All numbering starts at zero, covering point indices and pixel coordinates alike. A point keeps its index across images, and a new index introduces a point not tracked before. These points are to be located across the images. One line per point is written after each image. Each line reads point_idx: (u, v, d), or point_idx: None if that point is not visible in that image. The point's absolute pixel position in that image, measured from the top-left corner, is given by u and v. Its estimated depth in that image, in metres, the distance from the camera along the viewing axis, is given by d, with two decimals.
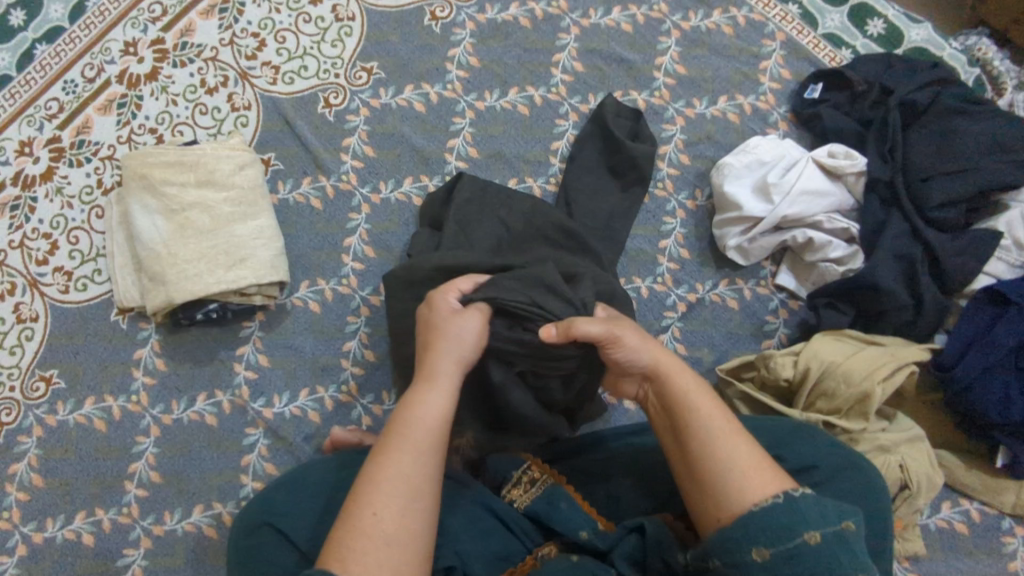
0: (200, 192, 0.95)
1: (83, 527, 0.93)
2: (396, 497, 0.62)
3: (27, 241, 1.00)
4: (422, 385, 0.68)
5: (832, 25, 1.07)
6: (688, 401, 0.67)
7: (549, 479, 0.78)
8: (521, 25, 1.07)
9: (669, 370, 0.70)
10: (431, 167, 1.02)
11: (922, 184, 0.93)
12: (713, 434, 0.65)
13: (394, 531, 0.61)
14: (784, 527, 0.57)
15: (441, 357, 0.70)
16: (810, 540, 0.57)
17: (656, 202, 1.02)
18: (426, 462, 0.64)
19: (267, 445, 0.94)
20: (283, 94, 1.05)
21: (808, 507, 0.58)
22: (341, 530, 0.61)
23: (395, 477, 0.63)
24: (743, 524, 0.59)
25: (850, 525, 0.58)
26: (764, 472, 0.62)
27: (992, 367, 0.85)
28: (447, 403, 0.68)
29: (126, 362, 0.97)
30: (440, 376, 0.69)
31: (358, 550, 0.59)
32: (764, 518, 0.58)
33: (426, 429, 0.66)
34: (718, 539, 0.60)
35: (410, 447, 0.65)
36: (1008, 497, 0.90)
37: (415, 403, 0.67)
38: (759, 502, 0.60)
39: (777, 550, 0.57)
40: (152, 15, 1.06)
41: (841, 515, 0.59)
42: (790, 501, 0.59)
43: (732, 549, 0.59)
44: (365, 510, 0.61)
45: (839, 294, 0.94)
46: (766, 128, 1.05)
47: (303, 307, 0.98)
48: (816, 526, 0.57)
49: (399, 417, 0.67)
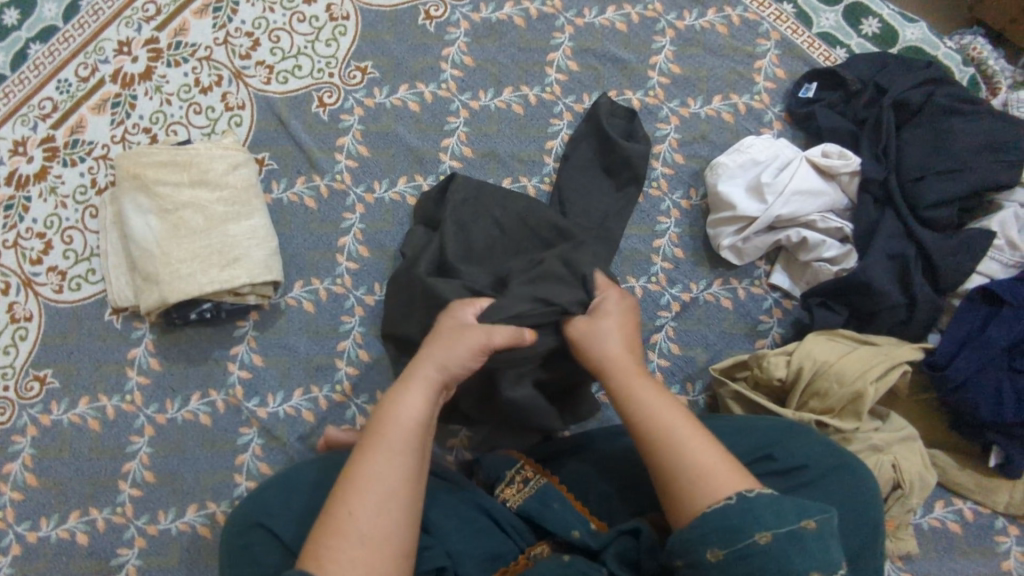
0: (193, 191, 0.95)
1: (78, 526, 0.93)
2: (371, 497, 0.62)
3: (21, 241, 1.00)
4: (402, 388, 0.70)
5: (826, 24, 1.07)
6: (648, 407, 0.69)
7: (543, 478, 0.78)
8: (515, 24, 1.07)
9: (637, 381, 0.72)
10: (425, 167, 1.02)
11: (915, 183, 0.93)
12: (680, 438, 0.66)
13: (371, 529, 0.61)
14: (733, 528, 0.58)
15: (426, 360, 0.72)
16: (760, 539, 0.57)
17: (650, 202, 1.02)
18: (406, 462, 0.65)
19: (261, 444, 0.94)
20: (277, 94, 1.04)
21: (761, 506, 0.59)
22: (318, 529, 0.61)
23: (371, 477, 0.63)
24: (699, 524, 0.60)
25: (808, 524, 0.58)
26: (729, 475, 0.63)
27: (984, 367, 0.85)
28: (428, 404, 0.69)
29: (119, 362, 0.97)
30: (421, 380, 0.70)
31: (334, 546, 0.59)
32: (717, 519, 0.59)
33: (403, 428, 0.67)
34: (678, 538, 0.61)
35: (385, 448, 0.65)
36: (1001, 496, 0.90)
37: (393, 404, 0.68)
38: (714, 503, 0.60)
39: (731, 550, 0.58)
40: (145, 14, 1.06)
41: (799, 514, 0.59)
42: (744, 500, 0.59)
43: (690, 549, 0.59)
44: (341, 510, 0.62)
45: (832, 294, 0.94)
46: (761, 127, 1.05)
47: (297, 307, 0.98)
48: (768, 525, 0.58)
49: (379, 420, 0.68)
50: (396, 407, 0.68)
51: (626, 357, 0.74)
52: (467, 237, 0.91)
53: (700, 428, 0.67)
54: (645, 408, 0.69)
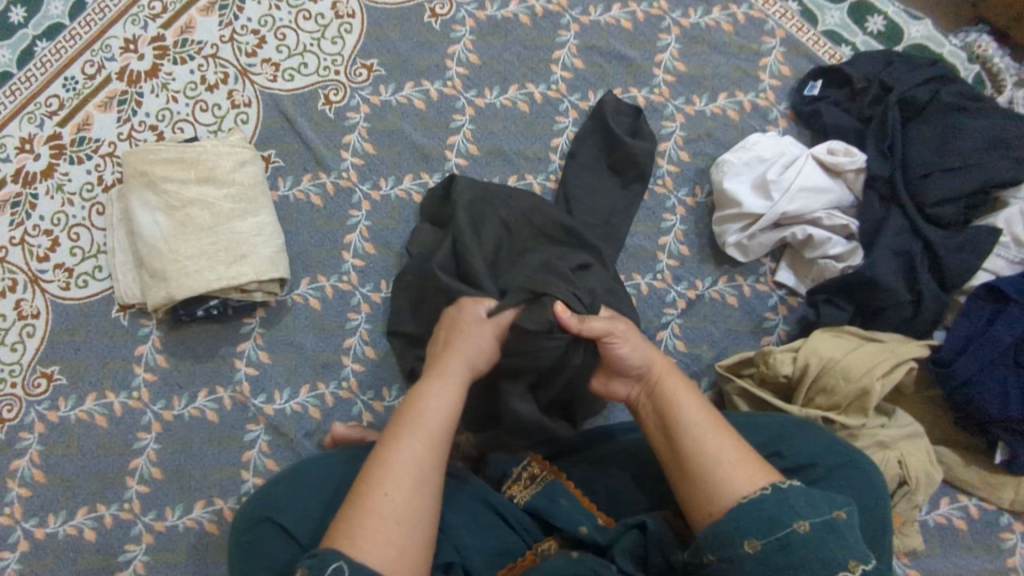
0: (201, 188, 0.95)
1: (85, 522, 0.93)
2: (407, 482, 0.63)
3: (27, 238, 1.00)
4: (432, 379, 0.70)
5: (831, 21, 1.08)
6: (673, 399, 0.71)
7: (549, 475, 0.79)
8: (520, 22, 1.07)
9: (667, 377, 0.73)
10: (431, 164, 1.03)
11: (921, 180, 0.93)
12: (700, 430, 0.68)
13: (405, 513, 0.62)
14: (773, 518, 0.59)
15: (456, 358, 0.72)
16: (799, 528, 0.59)
17: (656, 199, 1.03)
18: (436, 451, 0.66)
19: (268, 441, 0.95)
20: (284, 91, 1.05)
21: (796, 498, 0.60)
22: (352, 512, 0.61)
23: (407, 464, 0.64)
24: (735, 517, 0.61)
25: (841, 514, 0.60)
26: (749, 466, 0.65)
27: (991, 363, 0.85)
28: (457, 398, 0.70)
29: (126, 358, 0.97)
30: (451, 376, 0.70)
31: (370, 528, 0.60)
32: (753, 510, 0.61)
33: (435, 418, 0.67)
34: (710, 532, 0.62)
35: (422, 435, 0.66)
36: (1006, 493, 0.90)
37: (425, 397, 0.69)
38: (748, 494, 0.62)
39: (768, 541, 0.59)
40: (152, 12, 1.06)
41: (831, 505, 0.60)
42: (779, 492, 0.61)
43: (724, 543, 0.60)
44: (377, 491, 0.62)
45: (838, 291, 0.94)
46: (766, 125, 1.05)
47: (304, 304, 0.99)
48: (804, 515, 0.59)
49: (410, 409, 0.68)
50: (428, 399, 0.68)
51: (657, 361, 0.74)
52: (487, 228, 0.91)
53: (720, 422, 0.69)
54: (670, 402, 0.71)
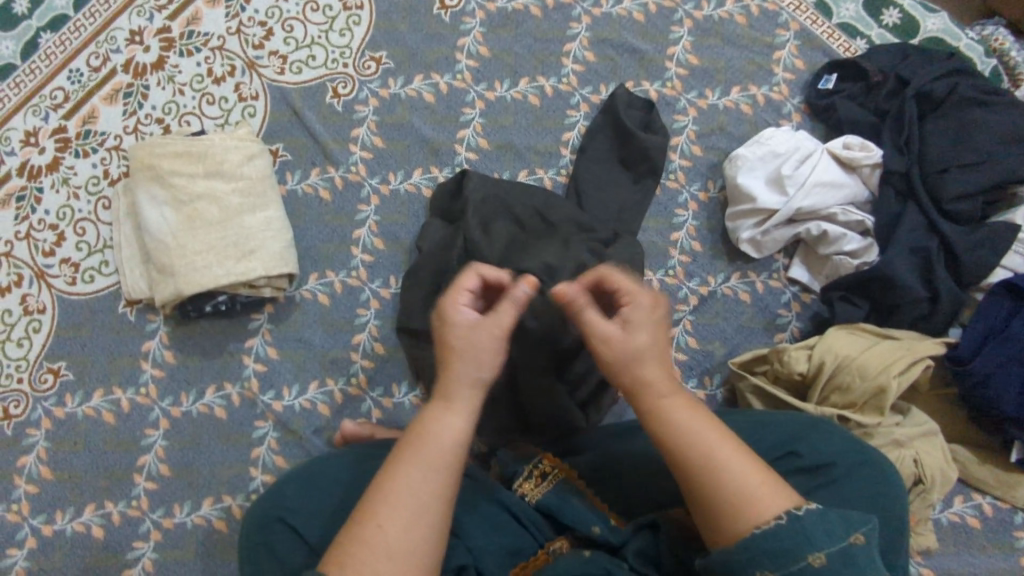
0: (208, 182, 0.94)
1: (93, 519, 0.92)
2: (404, 511, 0.60)
3: (33, 233, 0.99)
4: (440, 404, 0.65)
5: (846, 14, 1.06)
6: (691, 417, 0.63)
7: (561, 473, 0.76)
8: (531, 14, 1.06)
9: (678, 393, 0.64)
10: (441, 159, 1.01)
11: (939, 176, 0.92)
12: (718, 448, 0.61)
13: (398, 545, 0.59)
14: (786, 551, 0.56)
15: (455, 379, 0.65)
16: (814, 561, 0.56)
17: (667, 194, 1.01)
18: (438, 480, 0.62)
19: (277, 438, 0.94)
20: (291, 84, 1.03)
21: (812, 526, 0.57)
22: (346, 535, 0.60)
23: (404, 495, 0.61)
24: (745, 547, 0.57)
25: (857, 538, 0.57)
26: (770, 489, 0.60)
27: (1010, 362, 0.84)
28: (464, 428, 0.64)
29: (134, 354, 0.96)
30: (458, 402, 0.65)
31: (359, 558, 0.58)
32: (765, 542, 0.57)
33: (442, 447, 0.63)
34: (721, 559, 0.58)
35: (426, 465, 0.62)
36: (1021, 492, 0.90)
37: (430, 419, 0.64)
38: (762, 525, 0.58)
39: (782, 574, 0.56)
40: (157, 3, 1.05)
41: (848, 529, 0.57)
42: (794, 520, 0.57)
43: (735, 571, 0.57)
44: (371, 520, 0.60)
45: (854, 287, 0.94)
46: (780, 119, 1.03)
47: (312, 300, 0.98)
48: (820, 546, 0.56)
49: (417, 434, 0.64)
50: (432, 426, 0.64)
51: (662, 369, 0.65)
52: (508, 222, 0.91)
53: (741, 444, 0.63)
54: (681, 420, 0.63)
